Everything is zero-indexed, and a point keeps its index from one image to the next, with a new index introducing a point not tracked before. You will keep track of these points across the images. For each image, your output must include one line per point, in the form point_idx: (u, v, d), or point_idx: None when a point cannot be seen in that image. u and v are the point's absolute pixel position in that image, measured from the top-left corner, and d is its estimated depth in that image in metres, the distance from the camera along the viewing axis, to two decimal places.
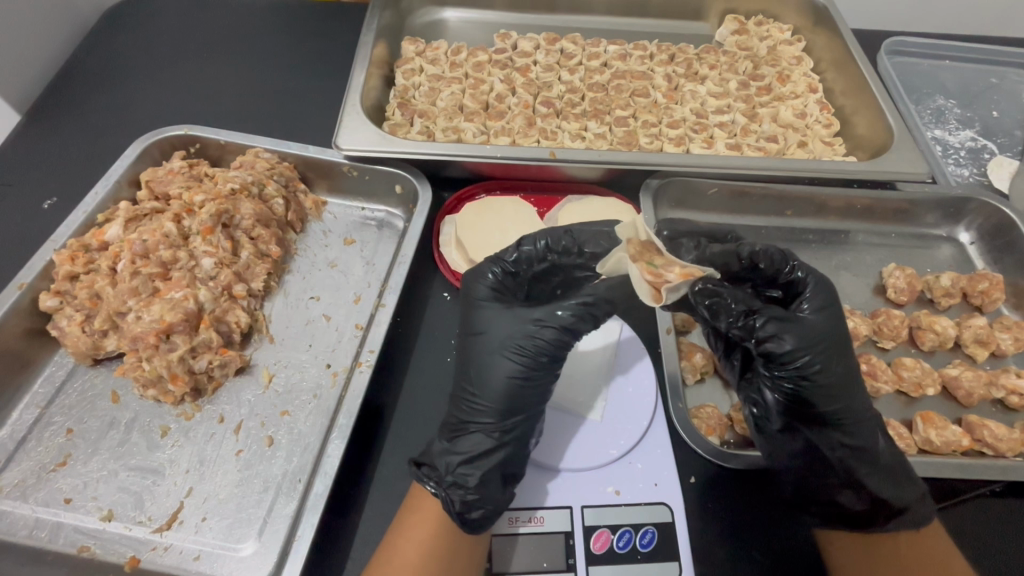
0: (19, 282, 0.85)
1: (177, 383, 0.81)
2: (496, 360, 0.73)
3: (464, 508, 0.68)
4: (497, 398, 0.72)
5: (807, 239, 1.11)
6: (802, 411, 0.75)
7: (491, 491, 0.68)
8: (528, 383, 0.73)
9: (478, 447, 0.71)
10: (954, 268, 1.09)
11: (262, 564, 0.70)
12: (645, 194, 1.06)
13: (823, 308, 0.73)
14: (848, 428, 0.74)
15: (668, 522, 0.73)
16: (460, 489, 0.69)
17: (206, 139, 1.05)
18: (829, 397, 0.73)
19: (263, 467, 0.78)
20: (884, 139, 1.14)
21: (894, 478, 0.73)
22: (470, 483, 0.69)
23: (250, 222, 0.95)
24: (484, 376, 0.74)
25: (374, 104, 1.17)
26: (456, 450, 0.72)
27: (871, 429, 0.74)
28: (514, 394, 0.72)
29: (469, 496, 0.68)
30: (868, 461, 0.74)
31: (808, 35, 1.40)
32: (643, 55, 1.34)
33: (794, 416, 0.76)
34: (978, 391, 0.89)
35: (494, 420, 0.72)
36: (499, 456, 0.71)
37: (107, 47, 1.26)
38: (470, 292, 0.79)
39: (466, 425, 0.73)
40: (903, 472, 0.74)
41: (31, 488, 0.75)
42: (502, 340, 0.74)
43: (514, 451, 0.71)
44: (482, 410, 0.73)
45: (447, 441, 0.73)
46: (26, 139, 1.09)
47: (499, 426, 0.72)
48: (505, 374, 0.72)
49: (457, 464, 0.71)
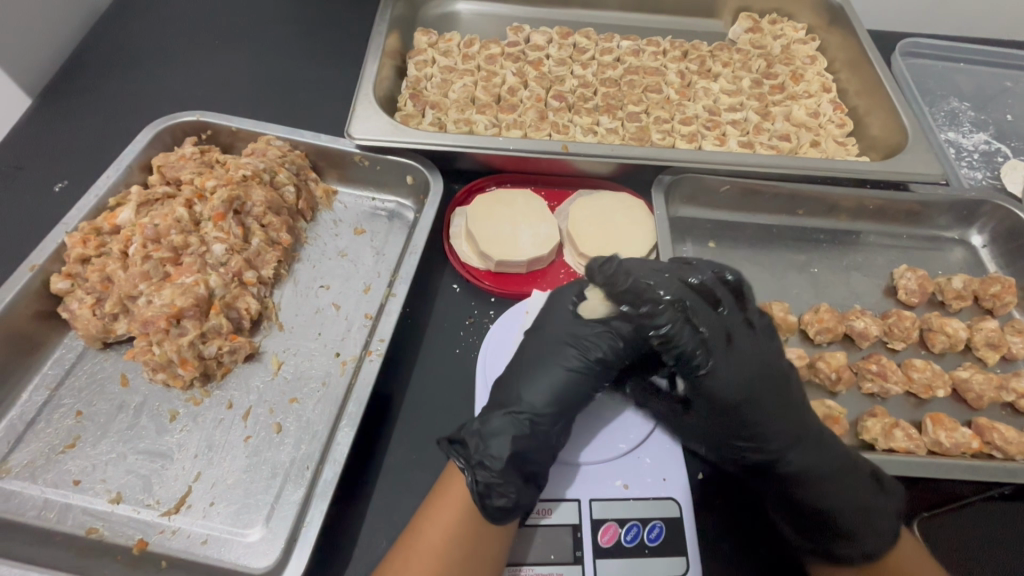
0: (31, 264, 0.84)
1: (186, 367, 0.81)
2: (559, 350, 0.78)
3: (495, 496, 0.67)
4: (557, 406, 0.74)
5: (818, 239, 1.10)
6: (720, 439, 0.76)
7: (514, 480, 0.68)
8: (577, 379, 0.76)
9: (510, 431, 0.71)
10: (966, 271, 1.09)
11: (270, 549, 0.71)
12: (656, 189, 1.05)
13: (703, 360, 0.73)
14: (784, 456, 0.74)
15: (676, 516, 0.73)
16: (496, 477, 0.68)
17: (218, 126, 1.05)
18: (742, 428, 0.74)
19: (272, 454, 0.78)
20: (898, 140, 1.13)
21: (851, 509, 0.71)
22: (508, 474, 0.68)
23: (261, 209, 0.95)
24: (546, 376, 0.76)
25: (386, 94, 1.17)
26: (491, 433, 0.71)
27: (819, 458, 0.73)
28: (562, 387, 0.75)
29: (505, 485, 0.68)
30: (810, 488, 0.73)
31: (822, 34, 1.39)
32: (656, 51, 1.33)
33: (719, 446, 0.77)
34: (988, 394, 0.89)
35: (540, 420, 0.73)
36: (535, 458, 0.71)
37: (119, 32, 1.26)
38: (557, 299, 0.84)
39: (512, 413, 0.73)
40: (865, 500, 0.72)
41: (40, 469, 0.75)
42: (575, 347, 0.78)
43: (544, 443, 0.72)
44: (531, 402, 0.74)
45: (482, 420, 0.73)
46: (37, 123, 1.09)
47: (537, 414, 0.73)
48: (558, 365, 0.76)
49: (496, 452, 0.70)
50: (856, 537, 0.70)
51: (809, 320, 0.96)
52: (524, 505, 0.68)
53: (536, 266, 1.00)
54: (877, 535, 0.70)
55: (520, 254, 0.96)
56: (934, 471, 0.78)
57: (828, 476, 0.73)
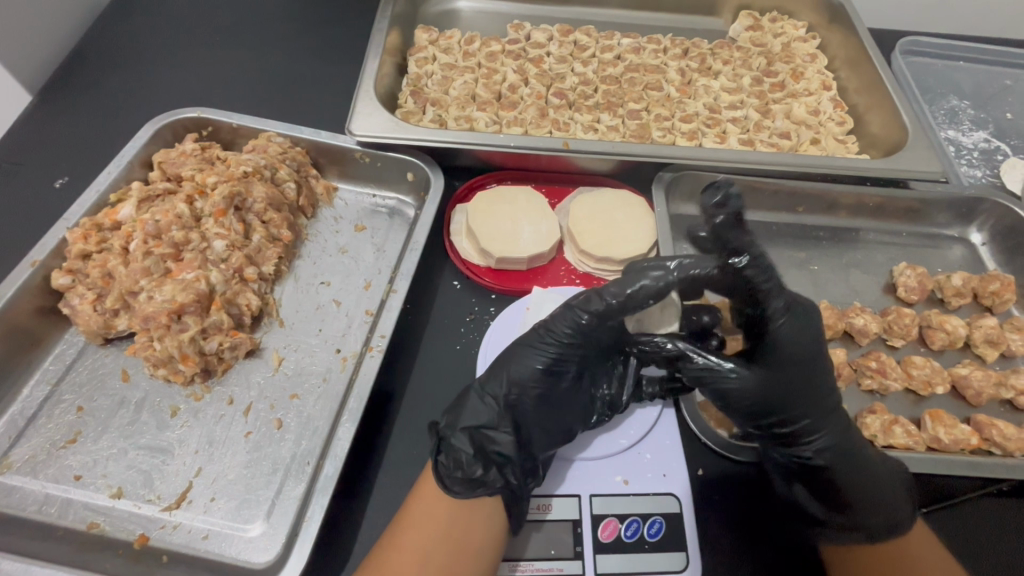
0: (32, 260, 0.84)
1: (187, 363, 0.81)
2: (527, 335, 0.80)
3: (453, 470, 0.70)
4: (522, 392, 0.77)
5: (819, 237, 1.10)
6: (771, 401, 0.75)
7: (467, 455, 0.71)
8: (533, 367, 0.77)
9: (472, 412, 0.75)
10: (966, 268, 1.09)
11: (270, 545, 0.71)
12: (657, 186, 1.05)
13: (781, 306, 0.74)
14: (826, 420, 0.75)
15: (675, 512, 0.74)
16: (455, 449, 0.71)
17: (219, 122, 1.05)
18: (797, 386, 0.74)
19: (273, 449, 0.78)
20: (898, 138, 1.13)
21: (868, 478, 0.74)
22: (467, 447, 0.71)
23: (262, 206, 0.96)
24: (514, 362, 0.78)
25: (387, 91, 1.17)
26: (462, 409, 0.75)
27: (848, 427, 0.76)
28: (521, 372, 0.77)
29: (466, 460, 0.70)
30: (841, 457, 0.75)
31: (823, 32, 1.39)
32: (657, 49, 1.33)
33: (767, 407, 0.75)
34: (987, 391, 0.89)
35: (503, 401, 0.76)
36: (498, 438, 0.73)
37: (120, 28, 1.26)
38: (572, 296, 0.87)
39: (481, 395, 0.76)
40: (878, 473, 0.74)
41: (41, 464, 0.75)
42: (540, 333, 0.78)
43: (496, 429, 0.73)
44: (499, 385, 0.77)
45: (459, 399, 0.77)
46: (38, 119, 1.09)
47: (497, 398, 0.76)
48: (522, 351, 0.78)
49: (459, 425, 0.73)
50: (886, 504, 0.73)
51: None
52: (468, 487, 0.69)
53: (537, 262, 1.00)
54: (902, 503, 0.73)
55: (521, 251, 0.96)
56: (933, 467, 0.78)
57: (853, 444, 0.75)
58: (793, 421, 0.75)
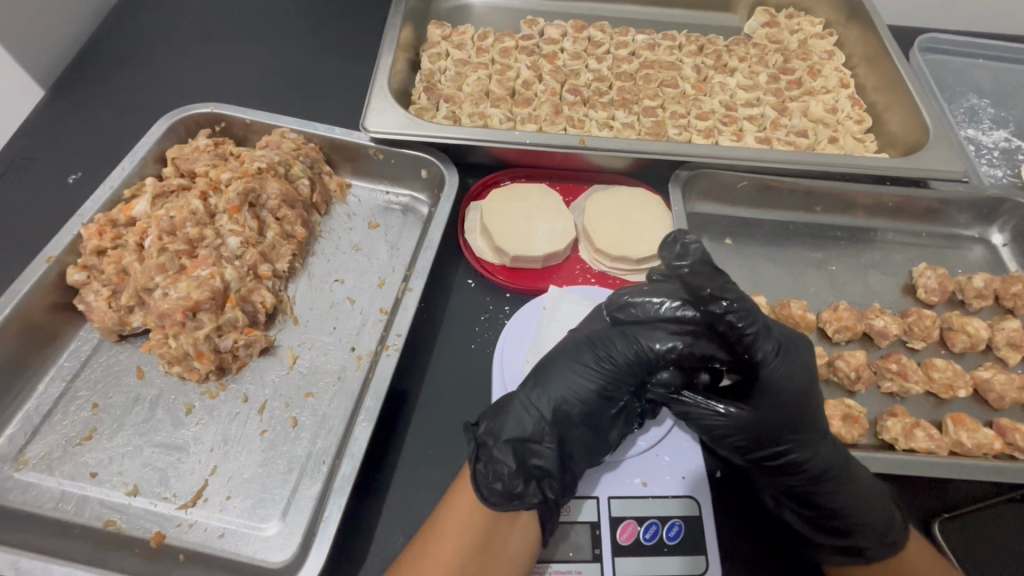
0: (47, 256, 0.84)
1: (202, 361, 0.80)
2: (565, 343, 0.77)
3: (490, 480, 0.68)
4: (568, 407, 0.72)
5: (836, 237, 1.09)
6: (768, 432, 0.69)
7: (509, 469, 0.68)
8: (580, 383, 0.73)
9: (514, 424, 0.70)
10: (987, 270, 1.07)
11: (287, 544, 0.71)
12: (673, 185, 1.04)
13: (771, 349, 0.67)
14: (815, 451, 0.70)
15: (694, 514, 0.73)
16: (496, 459, 0.68)
17: (232, 118, 1.04)
18: (790, 420, 0.69)
19: (288, 448, 0.78)
20: (919, 137, 1.11)
21: (862, 501, 0.70)
22: (507, 459, 0.68)
23: (276, 202, 0.95)
24: (564, 374, 0.73)
25: (400, 87, 1.15)
26: (509, 419, 0.71)
27: (840, 452, 0.72)
28: (566, 382, 0.73)
29: (506, 473, 0.68)
30: (835, 482, 0.71)
31: (840, 29, 1.37)
32: (672, 45, 1.31)
33: (756, 439, 0.70)
34: (1010, 395, 0.88)
35: (550, 415, 0.71)
36: (542, 453, 0.70)
37: (131, 23, 1.25)
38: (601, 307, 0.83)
39: (528, 405, 0.72)
40: (873, 503, 0.71)
41: (57, 461, 0.75)
42: (592, 345, 0.74)
43: (536, 448, 0.70)
44: (546, 396, 0.72)
45: (499, 405, 0.73)
46: (50, 113, 1.09)
47: (543, 416, 0.71)
48: (571, 363, 0.74)
49: (503, 435, 0.70)
50: (876, 530, 0.70)
51: (828, 318, 0.95)
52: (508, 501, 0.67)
53: (552, 261, 0.99)
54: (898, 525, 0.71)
55: (535, 250, 0.95)
56: (958, 471, 0.77)
57: (847, 465, 0.72)
58: (779, 455, 0.70)
